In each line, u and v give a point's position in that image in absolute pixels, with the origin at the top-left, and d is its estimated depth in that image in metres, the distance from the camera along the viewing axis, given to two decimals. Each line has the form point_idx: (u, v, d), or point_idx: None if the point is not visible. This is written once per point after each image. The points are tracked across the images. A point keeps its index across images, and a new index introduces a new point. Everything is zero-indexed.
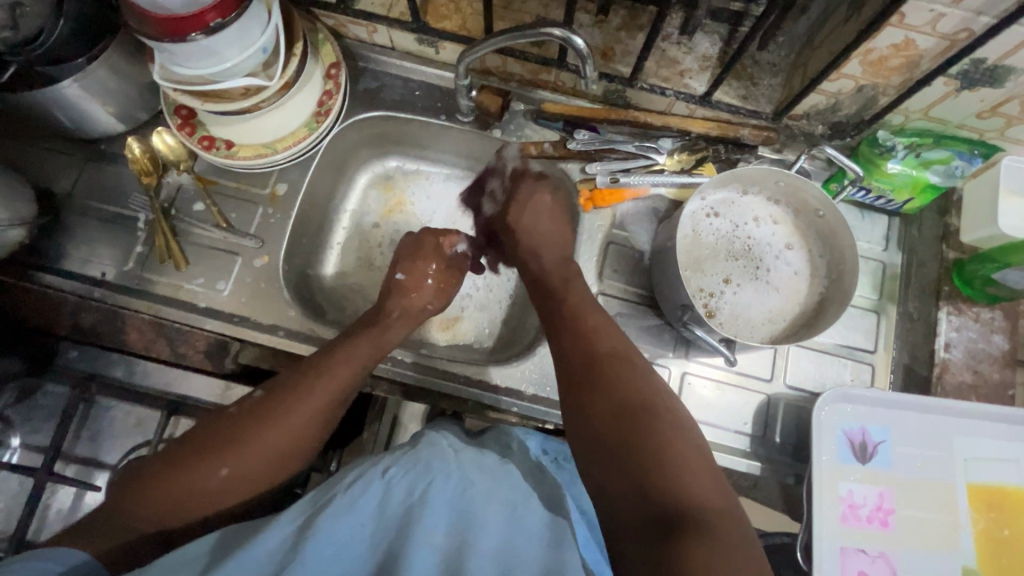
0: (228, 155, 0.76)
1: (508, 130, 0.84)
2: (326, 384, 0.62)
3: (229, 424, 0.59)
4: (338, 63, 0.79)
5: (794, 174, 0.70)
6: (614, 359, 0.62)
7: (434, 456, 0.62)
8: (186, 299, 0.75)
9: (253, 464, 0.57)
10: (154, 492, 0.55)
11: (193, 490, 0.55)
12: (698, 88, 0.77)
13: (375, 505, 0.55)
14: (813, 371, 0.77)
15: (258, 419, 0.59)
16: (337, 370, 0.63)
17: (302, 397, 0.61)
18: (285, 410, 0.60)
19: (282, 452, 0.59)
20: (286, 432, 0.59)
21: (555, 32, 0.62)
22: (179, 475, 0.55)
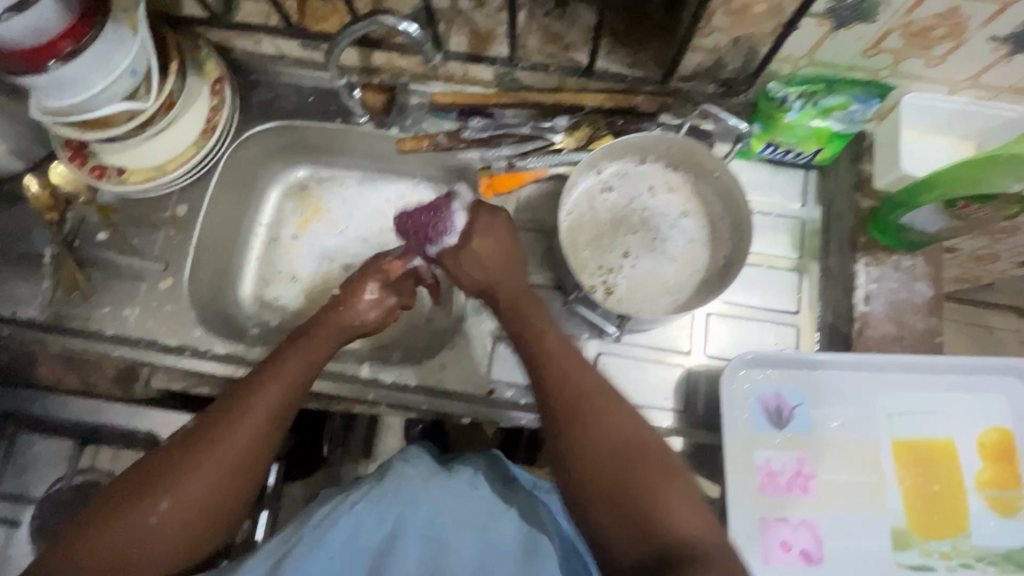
0: (118, 181, 0.76)
1: (405, 125, 0.82)
2: (257, 412, 0.57)
3: (169, 453, 0.55)
4: (223, 78, 0.79)
5: (684, 137, 0.69)
6: (598, 403, 0.55)
7: (402, 484, 0.59)
8: (95, 328, 0.75)
9: (195, 492, 0.53)
10: (90, 546, 0.51)
11: (129, 534, 0.52)
12: (583, 61, 0.75)
13: (344, 538, 0.55)
14: (732, 338, 0.75)
15: (188, 457, 0.54)
16: (274, 384, 0.59)
17: (233, 426, 0.56)
18: (217, 441, 0.55)
19: (218, 487, 0.54)
20: (220, 465, 0.54)
21: (387, 20, 0.65)
22: (113, 517, 0.52)
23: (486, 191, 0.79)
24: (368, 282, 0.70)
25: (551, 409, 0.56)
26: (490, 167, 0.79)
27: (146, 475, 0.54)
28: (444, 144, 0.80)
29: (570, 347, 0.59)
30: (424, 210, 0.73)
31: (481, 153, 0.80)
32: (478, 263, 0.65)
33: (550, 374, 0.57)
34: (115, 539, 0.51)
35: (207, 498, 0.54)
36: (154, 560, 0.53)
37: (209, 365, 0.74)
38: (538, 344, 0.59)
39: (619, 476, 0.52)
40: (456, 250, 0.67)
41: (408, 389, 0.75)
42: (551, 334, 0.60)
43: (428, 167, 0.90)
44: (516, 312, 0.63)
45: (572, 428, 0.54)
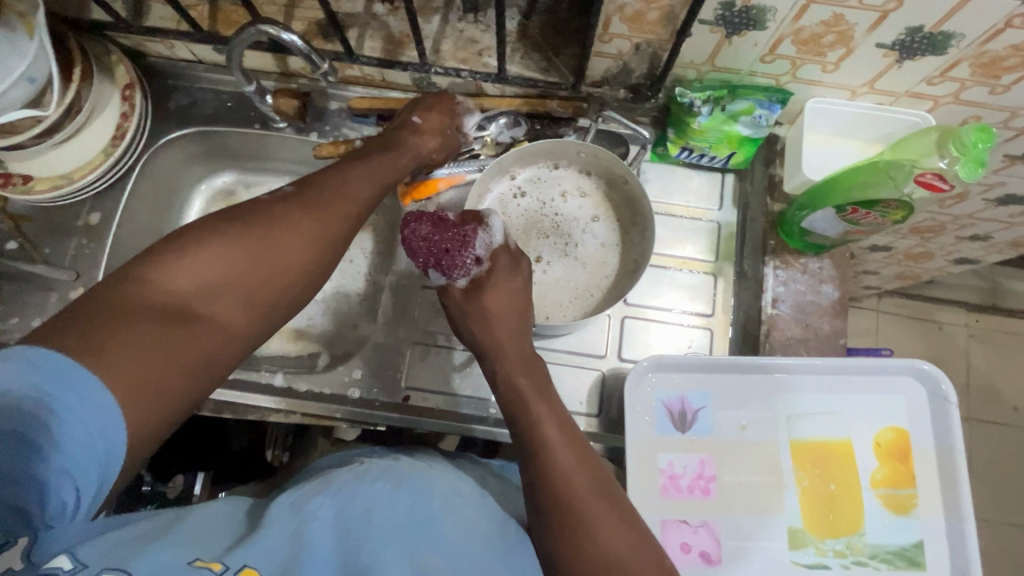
0: (24, 190, 0.74)
1: (325, 132, 0.82)
2: (341, 201, 0.57)
3: (260, 208, 0.54)
4: (133, 83, 0.77)
5: (590, 143, 0.69)
6: (596, 496, 0.53)
7: (413, 470, 0.56)
8: (3, 339, 0.74)
9: (289, 246, 0.53)
10: (148, 294, 0.46)
11: (217, 275, 0.50)
12: (496, 66, 0.75)
13: (362, 514, 0.49)
14: (647, 342, 0.75)
15: (267, 233, 0.52)
16: (359, 180, 0.60)
17: (316, 208, 0.55)
18: (298, 220, 0.54)
19: (289, 276, 0.53)
20: (316, 231, 0.55)
21: (267, 30, 0.64)
22: (193, 248, 0.49)
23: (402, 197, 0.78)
24: (436, 113, 0.70)
25: (542, 487, 0.53)
26: None
27: (220, 242, 0.51)
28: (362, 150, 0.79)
29: (573, 431, 0.57)
30: (438, 228, 0.63)
31: None
32: (487, 318, 0.62)
33: (549, 457, 0.54)
34: (170, 296, 0.47)
35: (271, 275, 0.52)
36: (234, 309, 0.50)
37: None
38: (543, 426, 0.56)
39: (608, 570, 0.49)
40: (469, 296, 0.63)
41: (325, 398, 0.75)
42: (549, 410, 0.57)
43: None
44: (513, 384, 0.60)
45: (563, 520, 0.51)
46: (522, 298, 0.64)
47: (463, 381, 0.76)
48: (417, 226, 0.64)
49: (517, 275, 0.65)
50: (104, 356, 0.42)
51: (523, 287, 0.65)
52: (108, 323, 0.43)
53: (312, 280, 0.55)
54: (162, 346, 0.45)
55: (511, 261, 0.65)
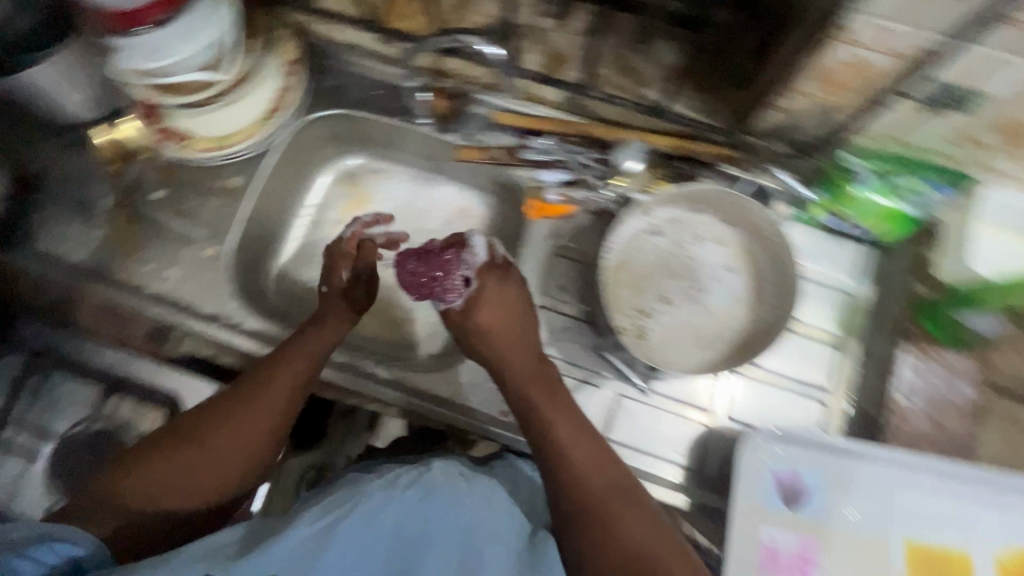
0: (184, 147, 0.78)
1: (464, 134, 0.82)
2: (268, 395, 0.63)
3: (189, 420, 0.62)
4: (297, 60, 0.80)
5: (742, 195, 0.67)
6: (618, 497, 0.60)
7: (439, 483, 0.56)
8: (136, 282, 0.78)
9: (220, 452, 0.60)
10: (143, 476, 0.58)
11: (166, 483, 0.58)
12: (654, 98, 0.74)
13: (391, 525, 0.52)
14: (756, 403, 0.73)
15: (201, 427, 0.61)
16: (290, 370, 0.65)
17: (261, 396, 0.63)
18: (255, 403, 0.63)
19: (248, 448, 0.61)
20: (240, 443, 0.61)
21: (471, 41, 0.70)
22: (162, 458, 0.59)
23: (531, 212, 0.78)
24: (340, 269, 0.72)
25: (564, 496, 0.60)
26: (541, 188, 0.78)
27: (194, 423, 0.61)
28: (500, 158, 0.80)
29: (590, 440, 0.63)
30: (420, 261, 0.68)
31: (533, 173, 0.79)
32: (489, 341, 0.67)
33: (570, 467, 0.61)
34: (164, 482, 0.58)
35: (216, 463, 0.60)
36: (190, 499, 0.60)
37: (239, 338, 0.77)
38: (559, 440, 0.62)
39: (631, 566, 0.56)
40: (467, 322, 0.67)
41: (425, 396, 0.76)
42: (568, 427, 0.63)
43: (478, 177, 0.90)
44: (524, 395, 0.66)
45: (590, 526, 0.58)
46: (523, 313, 0.68)
47: None
48: (406, 262, 0.69)
49: (511, 285, 0.68)
50: (96, 517, 0.56)
51: (515, 291, 0.68)
52: (107, 490, 0.57)
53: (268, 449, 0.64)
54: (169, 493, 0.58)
55: (500, 270, 0.68)
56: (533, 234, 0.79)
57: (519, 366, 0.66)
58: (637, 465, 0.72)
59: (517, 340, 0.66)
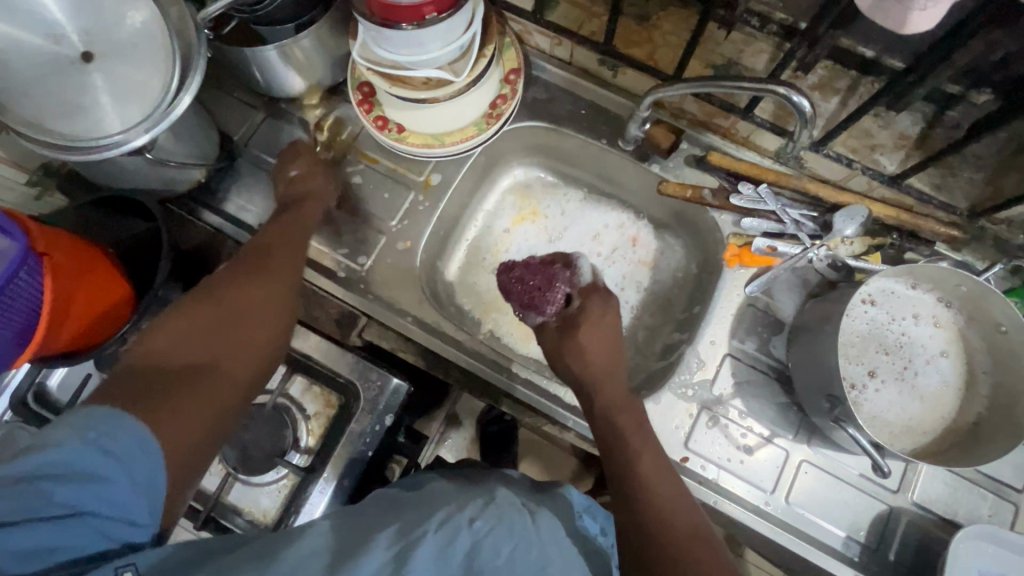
0: (398, 138, 0.78)
1: (667, 168, 0.81)
2: (271, 288, 0.64)
3: (222, 283, 0.62)
4: (519, 69, 0.79)
5: (983, 283, 0.64)
6: (698, 546, 0.53)
7: (514, 520, 0.52)
8: (329, 265, 0.79)
9: (257, 320, 0.61)
10: (165, 343, 0.55)
11: (209, 343, 0.57)
12: (887, 167, 0.72)
13: (465, 558, 0.48)
14: (946, 494, 0.70)
15: (228, 298, 0.60)
16: (278, 252, 0.67)
17: (267, 287, 0.64)
18: (253, 300, 0.62)
19: (259, 346, 0.61)
20: (271, 311, 0.63)
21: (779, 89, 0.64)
22: (202, 321, 0.58)
23: (730, 258, 0.77)
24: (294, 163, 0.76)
25: (642, 523, 0.55)
26: (745, 236, 0.77)
27: (213, 302, 0.60)
28: (707, 200, 0.78)
29: (671, 481, 0.59)
30: (529, 271, 0.76)
31: (737, 219, 0.78)
32: (580, 355, 0.69)
33: (666, 511, 0.56)
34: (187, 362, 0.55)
35: (250, 325, 0.61)
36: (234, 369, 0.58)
37: (423, 336, 0.77)
38: (640, 469, 0.59)
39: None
40: (562, 334, 0.72)
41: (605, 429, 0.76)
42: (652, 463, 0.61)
43: (659, 208, 0.88)
44: (612, 422, 0.65)
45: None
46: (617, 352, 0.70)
47: (744, 463, 0.72)
48: (512, 272, 0.77)
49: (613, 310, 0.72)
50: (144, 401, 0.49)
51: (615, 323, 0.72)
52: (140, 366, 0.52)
53: (274, 352, 0.63)
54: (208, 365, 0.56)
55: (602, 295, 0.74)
56: (727, 281, 0.78)
57: (613, 394, 0.66)
58: (813, 532, 0.70)
59: (610, 368, 0.68)
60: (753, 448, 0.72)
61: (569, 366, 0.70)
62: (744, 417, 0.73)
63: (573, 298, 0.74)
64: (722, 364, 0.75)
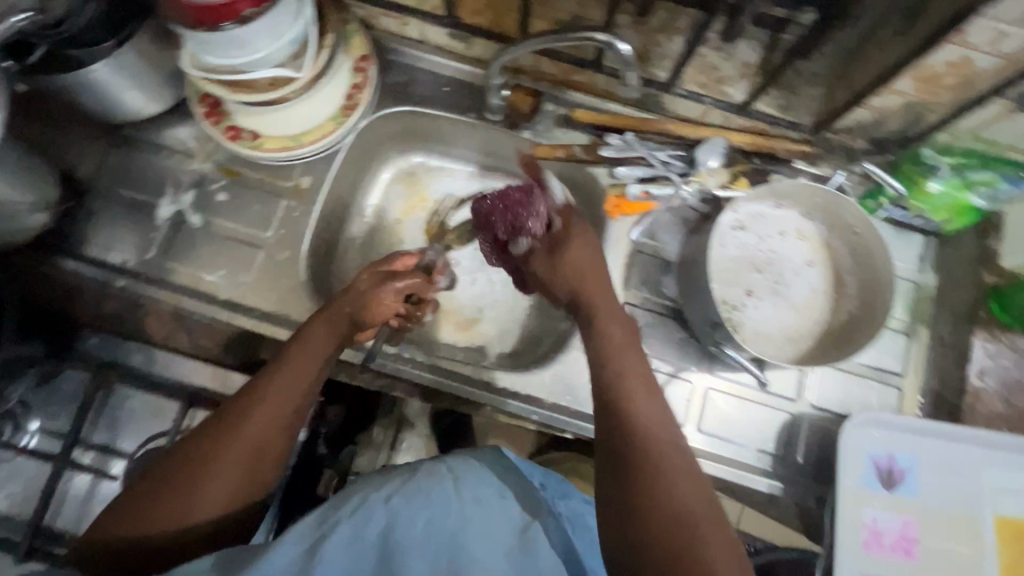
0: (253, 146, 0.75)
1: (538, 132, 0.81)
2: (251, 425, 0.54)
3: (217, 424, 0.54)
4: (368, 56, 0.77)
5: (830, 190, 0.69)
6: (685, 529, 0.48)
7: (432, 488, 0.56)
8: (208, 290, 0.75)
9: (228, 456, 0.53)
10: (127, 523, 0.51)
11: (162, 496, 0.51)
12: (735, 97, 0.75)
13: (378, 534, 0.52)
14: (839, 392, 0.75)
15: (203, 445, 0.53)
16: (305, 362, 0.59)
17: (239, 425, 0.54)
18: (223, 445, 0.53)
19: (236, 488, 0.53)
20: (241, 448, 0.53)
21: (601, 36, 0.66)
22: (156, 485, 0.52)
23: (611, 210, 0.79)
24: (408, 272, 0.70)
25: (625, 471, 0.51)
26: (621, 185, 0.79)
27: (178, 460, 0.53)
28: (579, 156, 0.79)
29: (683, 451, 0.52)
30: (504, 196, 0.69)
31: (611, 170, 0.79)
32: (576, 269, 0.64)
33: (667, 485, 0.50)
34: (155, 530, 0.51)
35: (219, 453, 0.53)
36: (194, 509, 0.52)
37: None
38: (638, 429, 0.53)
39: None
40: (551, 255, 0.66)
41: (518, 397, 0.75)
42: (654, 419, 0.54)
43: None
44: (600, 357, 0.59)
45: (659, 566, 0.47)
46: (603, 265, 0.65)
47: None
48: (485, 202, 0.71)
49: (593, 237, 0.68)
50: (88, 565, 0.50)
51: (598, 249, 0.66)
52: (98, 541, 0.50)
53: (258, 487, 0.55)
54: (160, 513, 0.51)
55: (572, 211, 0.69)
56: (613, 231, 0.79)
57: (607, 312, 0.62)
58: (726, 454, 0.73)
59: (603, 282, 0.64)
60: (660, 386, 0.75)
61: (565, 288, 0.65)
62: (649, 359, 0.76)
63: (557, 215, 0.68)
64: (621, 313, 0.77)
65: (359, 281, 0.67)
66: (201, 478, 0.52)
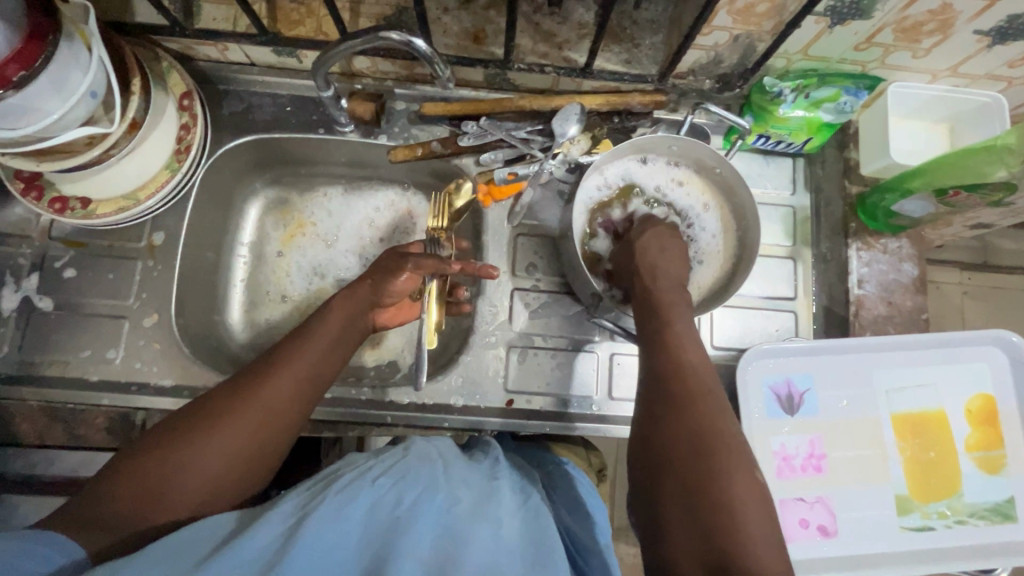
0: (84, 215, 0.69)
1: (394, 134, 0.78)
2: (269, 391, 0.54)
3: (222, 394, 0.54)
4: (190, 91, 0.72)
5: (685, 137, 0.69)
6: (711, 459, 0.46)
7: (420, 468, 0.54)
8: (76, 374, 0.70)
9: (236, 423, 0.52)
10: (130, 480, 0.48)
11: (167, 460, 0.49)
12: (579, 60, 0.74)
13: (363, 512, 0.47)
14: (738, 329, 0.76)
15: (205, 415, 0.52)
16: (323, 338, 0.60)
17: (260, 389, 0.54)
18: (245, 404, 0.53)
19: (241, 453, 0.51)
20: (254, 412, 0.53)
21: (395, 36, 0.60)
22: (161, 453, 0.49)
23: (483, 198, 0.76)
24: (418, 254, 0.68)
25: (648, 400, 0.51)
26: (488, 171, 0.77)
27: (193, 418, 0.52)
28: (440, 151, 0.77)
29: (712, 385, 0.51)
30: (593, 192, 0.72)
31: (477, 158, 0.78)
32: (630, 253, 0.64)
33: (688, 409, 0.49)
34: (162, 485, 0.48)
35: (233, 421, 0.52)
36: (201, 473, 0.49)
37: None
38: (669, 362, 0.52)
39: (715, 527, 0.43)
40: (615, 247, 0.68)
41: (426, 408, 0.73)
42: (695, 359, 0.52)
43: (415, 174, 0.85)
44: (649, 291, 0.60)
45: (681, 501, 0.45)
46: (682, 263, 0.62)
47: (563, 381, 0.75)
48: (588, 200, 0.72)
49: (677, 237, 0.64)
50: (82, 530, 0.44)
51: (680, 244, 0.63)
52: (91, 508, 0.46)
53: (261, 458, 0.53)
54: (162, 476, 0.48)
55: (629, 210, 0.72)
56: (492, 220, 0.78)
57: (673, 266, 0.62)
58: None
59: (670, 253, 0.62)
60: (566, 363, 0.75)
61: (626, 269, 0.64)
62: (550, 338, 0.75)
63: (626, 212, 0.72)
64: (514, 301, 0.76)
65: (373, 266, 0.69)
66: (214, 442, 0.51)
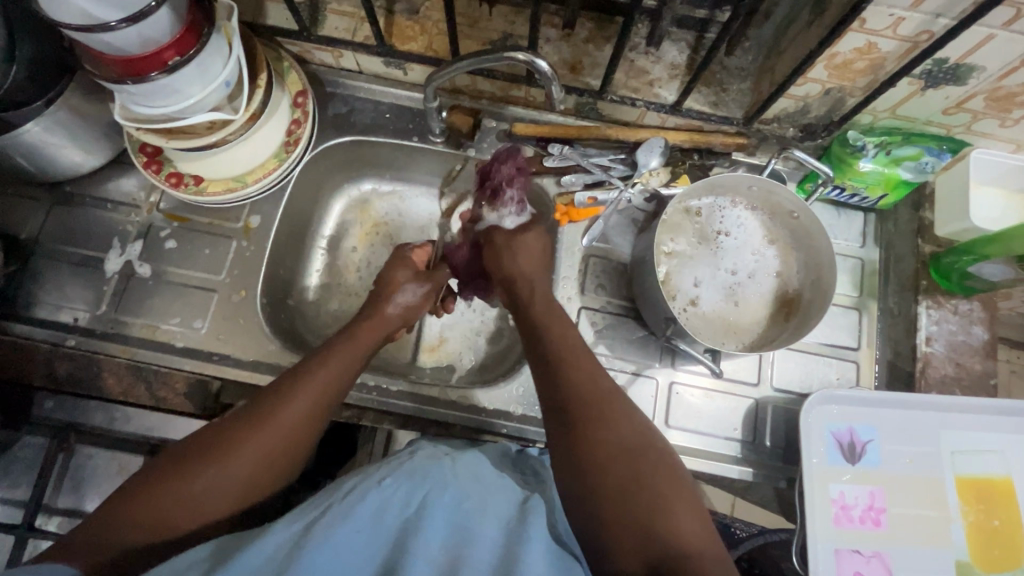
0: (197, 191, 0.75)
1: (482, 149, 0.83)
2: (281, 422, 0.55)
3: (235, 422, 0.55)
4: (305, 91, 0.78)
5: (767, 179, 0.71)
6: (638, 471, 0.51)
7: (431, 466, 0.54)
8: (164, 339, 0.74)
9: (250, 457, 0.53)
10: (144, 508, 0.49)
11: (181, 491, 0.50)
12: (668, 97, 0.77)
13: (372, 513, 0.48)
14: (799, 373, 0.76)
15: (219, 445, 0.53)
16: (333, 367, 0.60)
17: (256, 435, 0.54)
18: (257, 435, 0.54)
19: (252, 483, 0.53)
20: (266, 444, 0.54)
21: (519, 56, 0.63)
22: (173, 483, 0.50)
23: (561, 218, 0.80)
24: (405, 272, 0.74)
25: (561, 418, 0.55)
26: (569, 194, 0.80)
27: (207, 444, 0.53)
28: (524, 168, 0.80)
29: (608, 390, 0.56)
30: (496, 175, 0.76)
31: (558, 179, 0.81)
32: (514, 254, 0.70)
33: (603, 424, 0.54)
34: (172, 514, 0.50)
35: (242, 454, 0.53)
36: (214, 503, 0.51)
37: None
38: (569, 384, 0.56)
39: (646, 530, 0.48)
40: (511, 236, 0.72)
41: (485, 412, 0.75)
42: (585, 374, 0.57)
43: None
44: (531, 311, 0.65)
45: (620, 509, 0.50)
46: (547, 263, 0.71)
47: None
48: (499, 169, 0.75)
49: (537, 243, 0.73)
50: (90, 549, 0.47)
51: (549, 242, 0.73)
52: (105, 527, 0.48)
53: (268, 488, 0.55)
54: (176, 506, 0.50)
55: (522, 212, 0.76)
56: (566, 239, 0.80)
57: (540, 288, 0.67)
58: (696, 445, 0.74)
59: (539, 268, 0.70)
60: (625, 386, 0.76)
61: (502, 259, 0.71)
62: (612, 359, 0.76)
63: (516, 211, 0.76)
64: (580, 318, 0.78)
65: (388, 285, 0.72)
66: (227, 475, 0.52)
